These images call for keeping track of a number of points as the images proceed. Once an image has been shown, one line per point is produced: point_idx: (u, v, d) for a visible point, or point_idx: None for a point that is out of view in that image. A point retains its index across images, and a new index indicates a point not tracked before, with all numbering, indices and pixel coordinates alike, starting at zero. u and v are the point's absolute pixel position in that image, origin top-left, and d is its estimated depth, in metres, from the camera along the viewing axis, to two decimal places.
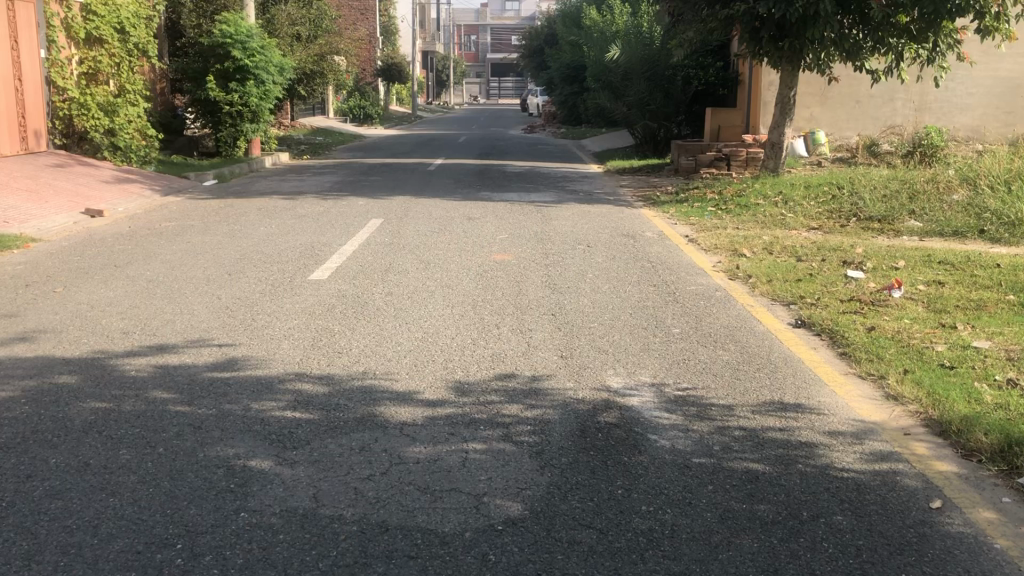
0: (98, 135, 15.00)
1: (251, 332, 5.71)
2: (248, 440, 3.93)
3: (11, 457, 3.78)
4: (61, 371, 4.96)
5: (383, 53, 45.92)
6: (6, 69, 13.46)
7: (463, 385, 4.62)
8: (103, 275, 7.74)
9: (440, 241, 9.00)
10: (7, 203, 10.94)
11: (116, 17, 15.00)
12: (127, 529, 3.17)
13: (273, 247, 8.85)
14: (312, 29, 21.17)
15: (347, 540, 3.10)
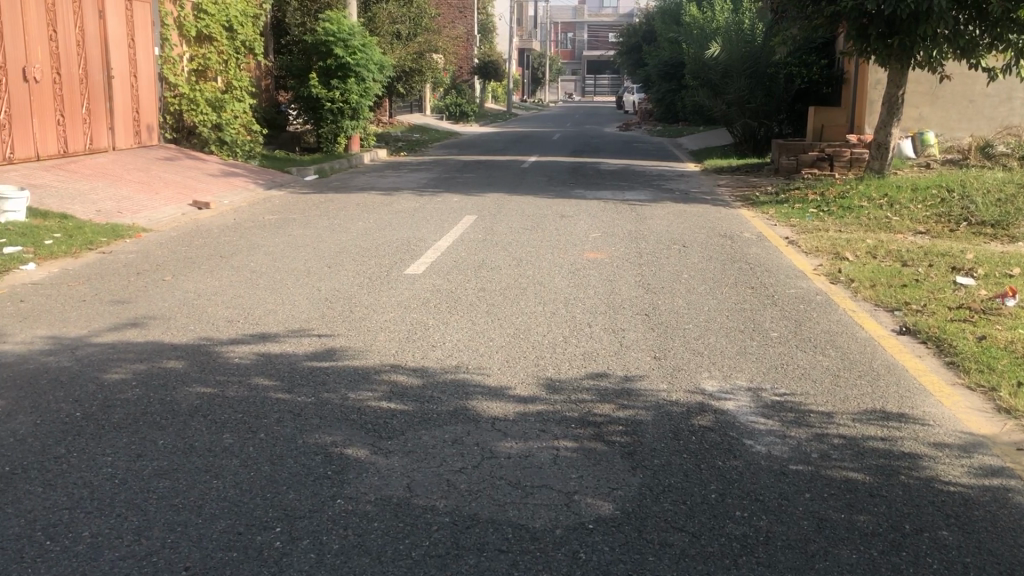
0: (206, 130, 15.58)
1: (348, 324, 5.85)
2: (345, 428, 4.03)
3: (123, 436, 3.97)
4: (169, 356, 5.18)
5: (480, 51, 46.37)
6: (123, 66, 14.03)
7: (555, 382, 4.63)
8: (209, 265, 8.04)
9: (533, 238, 9.03)
10: (121, 194, 11.46)
11: (224, 15, 15.59)
12: (229, 510, 3.28)
13: (371, 241, 9.02)
14: (412, 28, 21.48)
15: (440, 531, 3.14)
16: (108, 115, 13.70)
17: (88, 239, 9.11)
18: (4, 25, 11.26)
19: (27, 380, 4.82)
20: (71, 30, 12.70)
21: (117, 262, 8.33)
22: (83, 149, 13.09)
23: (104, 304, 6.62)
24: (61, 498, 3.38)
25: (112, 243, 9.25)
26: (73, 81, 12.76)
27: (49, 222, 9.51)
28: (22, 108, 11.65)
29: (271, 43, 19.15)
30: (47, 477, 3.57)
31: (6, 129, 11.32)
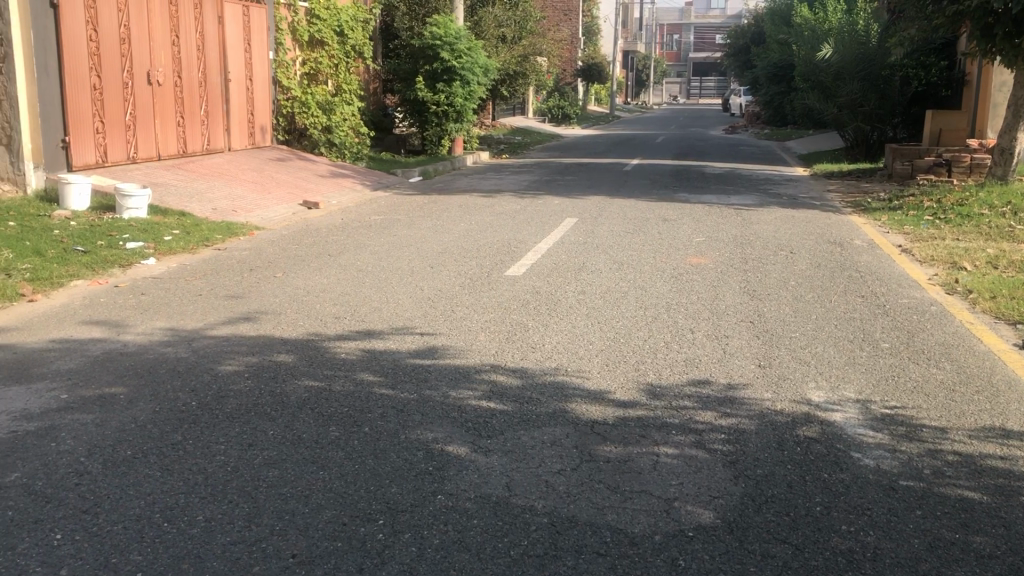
0: (316, 132, 16.05)
1: (450, 323, 5.93)
2: (446, 426, 4.09)
3: (235, 426, 4.13)
4: (279, 350, 5.37)
5: (584, 53, 46.30)
6: (239, 70, 14.59)
7: (656, 388, 4.59)
8: (318, 263, 8.26)
9: (635, 242, 8.97)
10: (236, 194, 11.91)
11: (337, 20, 16.11)
12: (335, 501, 3.38)
13: (472, 242, 9.12)
14: (517, 31, 21.59)
15: (538, 531, 3.16)
16: (224, 117, 14.24)
17: (204, 236, 9.50)
18: (131, 31, 11.84)
19: (147, 369, 5.07)
20: (192, 35, 13.27)
21: (231, 259, 8.67)
22: (201, 149, 13.66)
23: (218, 298, 6.90)
24: (177, 483, 3.54)
25: (227, 240, 9.63)
26: (193, 84, 13.32)
27: (168, 219, 9.96)
28: (146, 110, 12.23)
29: (380, 46, 19.57)
30: (165, 462, 3.74)
31: (131, 130, 11.91)
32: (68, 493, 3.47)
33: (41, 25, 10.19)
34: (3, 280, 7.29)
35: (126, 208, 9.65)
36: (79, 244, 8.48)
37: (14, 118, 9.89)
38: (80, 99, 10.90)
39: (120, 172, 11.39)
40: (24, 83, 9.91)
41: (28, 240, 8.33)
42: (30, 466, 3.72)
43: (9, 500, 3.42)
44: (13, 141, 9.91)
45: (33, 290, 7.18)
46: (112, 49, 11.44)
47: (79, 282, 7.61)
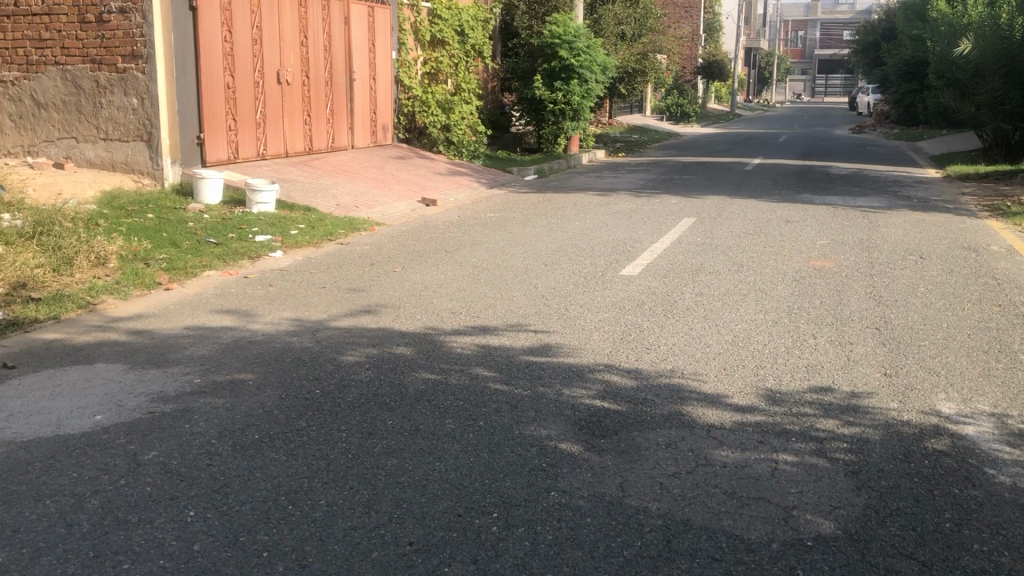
0: (436, 130, 16.37)
1: (564, 322, 5.95)
2: (560, 423, 4.11)
3: (356, 415, 4.26)
4: (398, 342, 5.50)
5: (705, 50, 45.59)
6: (364, 70, 14.98)
7: (775, 394, 4.48)
8: (435, 259, 8.42)
9: (755, 244, 8.78)
10: (358, 190, 12.26)
11: (457, 20, 16.57)
12: (451, 492, 3.45)
13: (587, 241, 9.10)
14: (637, 29, 21.39)
15: (652, 533, 3.15)
16: (348, 116, 14.66)
17: (328, 231, 9.82)
18: (263, 33, 12.31)
19: (274, 357, 5.27)
20: (321, 36, 13.71)
21: (353, 253, 8.92)
22: (326, 147, 14.11)
23: (341, 291, 7.13)
24: (301, 467, 3.68)
25: (349, 235, 9.92)
26: (320, 84, 13.77)
27: (294, 213, 10.33)
28: (276, 108, 12.72)
29: (499, 45, 19.77)
30: (291, 447, 3.90)
31: (260, 128, 12.42)
32: (201, 472, 3.66)
33: (181, 25, 10.74)
34: (143, 269, 7.73)
35: (255, 202, 10.06)
36: (211, 237, 8.91)
37: (154, 116, 10.50)
38: (214, 98, 11.42)
39: (250, 168, 11.89)
40: (163, 82, 10.50)
41: (165, 232, 8.81)
42: (166, 446, 3.93)
43: (147, 477, 3.63)
44: (153, 137, 10.53)
45: (169, 280, 7.58)
46: (245, 50, 11.93)
47: (211, 272, 7.99)
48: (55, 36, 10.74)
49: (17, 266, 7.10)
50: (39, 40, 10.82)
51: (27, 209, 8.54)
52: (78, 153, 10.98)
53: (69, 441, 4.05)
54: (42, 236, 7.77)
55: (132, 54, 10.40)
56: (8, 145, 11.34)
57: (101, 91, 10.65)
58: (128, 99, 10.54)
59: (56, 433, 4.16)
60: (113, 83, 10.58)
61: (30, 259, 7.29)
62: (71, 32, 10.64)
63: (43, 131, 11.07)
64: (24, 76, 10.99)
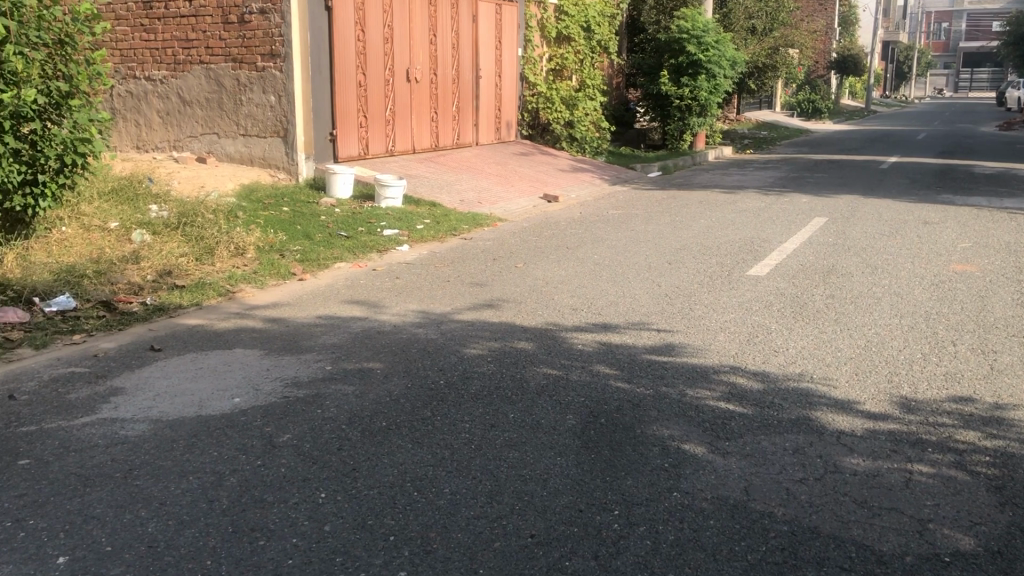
0: (560, 126, 16.41)
1: (688, 321, 5.87)
2: (684, 424, 4.07)
3: (480, 406, 4.33)
4: (520, 337, 5.55)
5: (839, 44, 43.92)
6: (491, 67, 15.15)
7: (910, 402, 4.31)
8: (557, 256, 8.45)
9: (891, 245, 8.44)
10: (482, 186, 12.42)
11: (584, 16, 16.64)
12: (572, 488, 3.46)
13: (712, 239, 8.95)
14: (769, 22, 20.78)
15: (778, 539, 3.08)
16: (474, 112, 14.87)
17: (452, 226, 9.99)
18: (395, 31, 12.61)
19: (400, 347, 5.42)
20: (450, 33, 13.90)
21: (476, 248, 9.04)
22: (452, 143, 14.37)
23: (464, 285, 7.25)
24: (426, 455, 3.77)
25: (473, 230, 10.07)
26: (448, 81, 14.00)
27: (420, 209, 10.56)
28: (405, 105, 13.02)
29: (625, 41, 19.63)
30: (416, 435, 4.00)
31: (390, 125, 12.75)
32: (332, 455, 3.80)
33: (317, 26, 11.12)
34: (278, 260, 8.06)
35: (384, 197, 10.32)
36: (342, 230, 9.21)
37: (290, 113, 10.94)
38: (347, 96, 11.79)
39: (378, 164, 12.24)
40: (300, 80, 10.91)
41: (299, 224, 9.17)
42: (300, 430, 4.10)
43: (282, 458, 3.80)
44: (289, 133, 10.98)
45: (303, 270, 7.88)
46: (377, 49, 12.25)
47: (342, 264, 8.26)
48: (201, 36, 11.29)
49: (164, 256, 7.59)
50: (186, 40, 11.41)
51: (173, 201, 9.05)
52: (219, 148, 11.57)
53: (210, 421, 4.27)
54: (186, 225, 8.29)
55: (271, 53, 10.86)
56: (156, 139, 12.05)
57: (242, 88, 11.16)
58: (266, 97, 11.02)
59: (199, 413, 4.40)
60: (253, 81, 11.07)
61: (176, 249, 7.79)
62: (216, 32, 11.17)
63: (188, 127, 11.71)
64: (172, 75, 11.63)
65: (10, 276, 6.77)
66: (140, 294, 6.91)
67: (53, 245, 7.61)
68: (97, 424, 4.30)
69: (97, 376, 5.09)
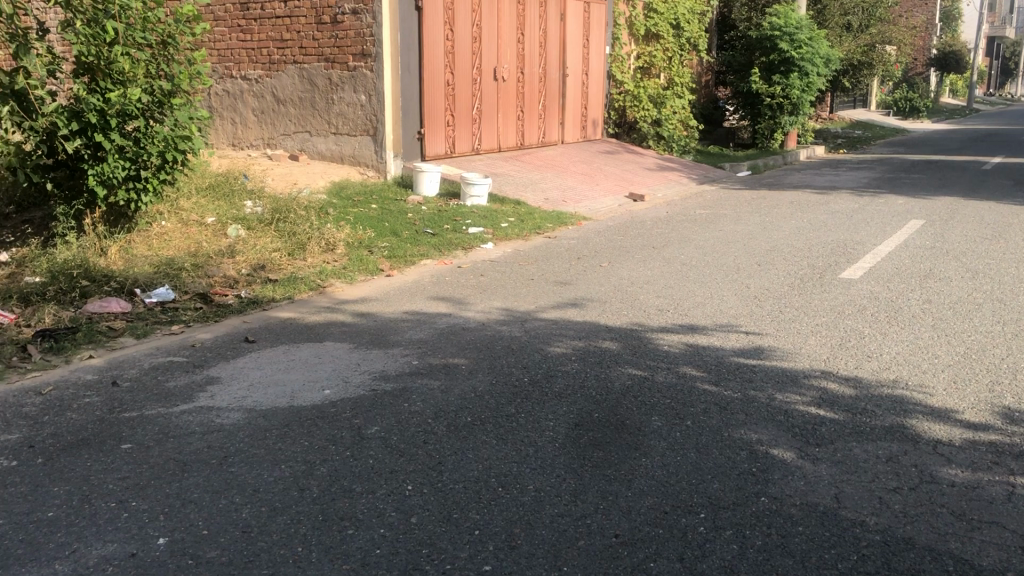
0: (647, 125, 16.27)
1: (777, 324, 5.76)
2: (772, 428, 4.00)
3: (565, 405, 4.34)
4: (605, 337, 5.53)
5: (939, 40, 42.40)
6: (578, 65, 15.12)
7: (1013, 413, 4.14)
8: (643, 255, 8.38)
9: (993, 249, 8.11)
10: (568, 185, 12.41)
11: (673, 13, 16.46)
12: (656, 489, 3.44)
13: (803, 241, 8.75)
14: (866, 18, 20.15)
15: (870, 548, 3.00)
16: (560, 110, 14.87)
17: (537, 224, 10.01)
18: (484, 30, 12.69)
19: (485, 344, 5.47)
20: (538, 32, 13.93)
21: (561, 247, 9.05)
22: (538, 141, 14.40)
23: (549, 284, 7.26)
24: (511, 452, 3.80)
25: (557, 228, 10.08)
26: (535, 79, 14.04)
27: (505, 207, 10.62)
28: (492, 103, 13.10)
29: (715, 39, 19.35)
30: (501, 432, 4.03)
31: (476, 123, 12.86)
32: (419, 449, 3.87)
33: (407, 25, 11.29)
34: (367, 256, 8.22)
35: (469, 195, 10.40)
36: (428, 227, 9.33)
37: (380, 112, 11.12)
38: (436, 94, 11.93)
39: (465, 162, 12.35)
40: (389, 79, 11.08)
41: (387, 221, 9.32)
42: (387, 423, 4.18)
43: (370, 449, 3.88)
44: (378, 132, 11.17)
45: (390, 267, 8.02)
46: (466, 48, 12.36)
47: (428, 261, 8.37)
48: (295, 37, 11.58)
49: (258, 250, 7.83)
50: (281, 40, 11.71)
51: (266, 197, 9.31)
52: (311, 146, 11.84)
53: (302, 411, 4.39)
54: (279, 221, 8.52)
55: (362, 53, 11.06)
56: (251, 137, 12.40)
57: (333, 88, 11.40)
58: (357, 96, 11.23)
59: (291, 404, 4.53)
60: (344, 80, 11.30)
61: (269, 244, 8.02)
62: (310, 33, 11.44)
63: (282, 125, 12.03)
64: (267, 75, 11.96)
65: (114, 268, 7.07)
66: (235, 287, 7.14)
67: (154, 238, 7.91)
68: (194, 412, 4.46)
69: (195, 365, 5.27)
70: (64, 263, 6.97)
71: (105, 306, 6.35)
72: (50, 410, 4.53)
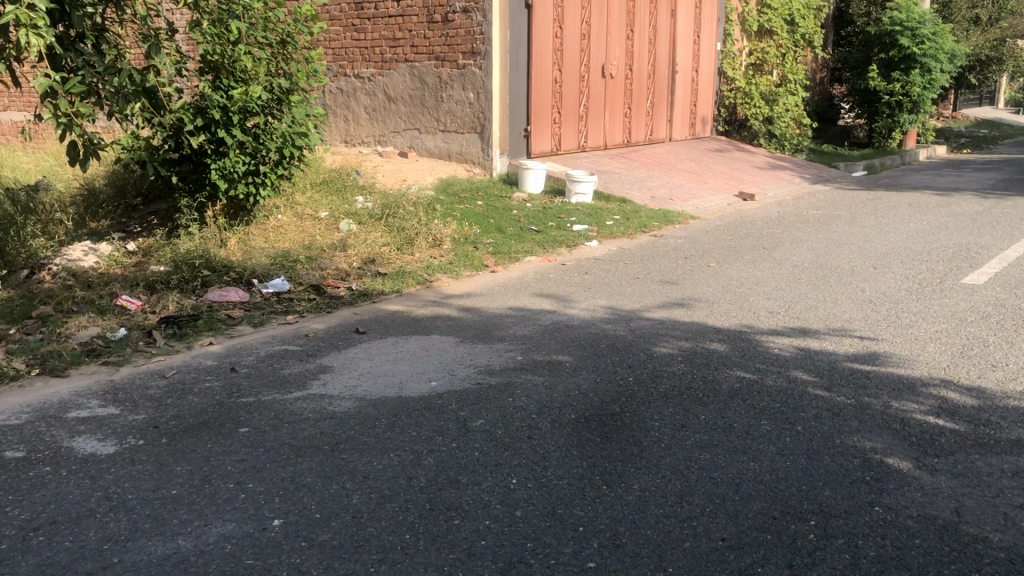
0: (758, 123, 15.92)
1: (894, 330, 5.55)
2: (887, 437, 3.87)
3: (670, 406, 4.30)
4: (713, 338, 5.46)
5: None
6: (688, 62, 14.91)
7: None
8: (753, 256, 8.21)
9: None
10: (675, 183, 12.25)
11: (787, 8, 16.09)
12: (765, 494, 3.37)
13: (923, 244, 8.41)
14: (995, 12, 19.28)
15: (992, 565, 2.88)
16: (669, 107, 14.70)
17: (643, 222, 9.93)
18: (593, 28, 12.66)
19: (590, 342, 5.47)
20: (648, 29, 13.81)
21: (668, 246, 8.96)
22: (645, 139, 14.28)
23: (655, 283, 7.18)
24: (615, 451, 3.79)
25: (664, 227, 9.98)
26: (644, 76, 13.92)
27: (611, 205, 10.57)
28: (600, 100, 13.06)
29: (831, 34, 18.81)
30: (606, 430, 4.02)
31: (583, 121, 12.85)
32: (523, 443, 3.90)
33: (517, 23, 11.36)
34: (472, 251, 8.32)
35: (575, 193, 10.40)
36: (533, 224, 9.38)
37: (488, 109, 11.22)
38: (544, 91, 11.97)
39: (572, 160, 12.36)
40: (497, 77, 11.17)
41: (492, 218, 9.41)
42: (492, 416, 4.23)
43: (475, 442, 3.93)
44: (486, 129, 11.28)
45: (495, 263, 8.09)
46: (575, 44, 12.35)
47: (533, 257, 8.40)
48: (407, 35, 11.79)
49: (368, 244, 8.03)
50: (393, 39, 11.94)
51: (377, 193, 9.52)
52: (421, 143, 12.06)
53: (409, 402, 4.48)
54: (389, 217, 8.72)
55: (472, 51, 11.18)
56: (363, 134, 12.69)
57: (443, 85, 11.56)
58: (466, 93, 11.36)
59: (399, 394, 4.63)
60: (453, 78, 11.45)
61: (379, 239, 8.21)
62: (421, 31, 11.63)
63: (393, 122, 12.27)
64: (379, 73, 12.22)
65: (233, 259, 7.36)
66: (346, 280, 7.33)
67: (270, 231, 8.18)
68: (308, 399, 4.61)
69: (309, 354, 5.45)
70: (187, 253, 7.31)
71: (224, 295, 6.62)
72: (173, 393, 4.76)
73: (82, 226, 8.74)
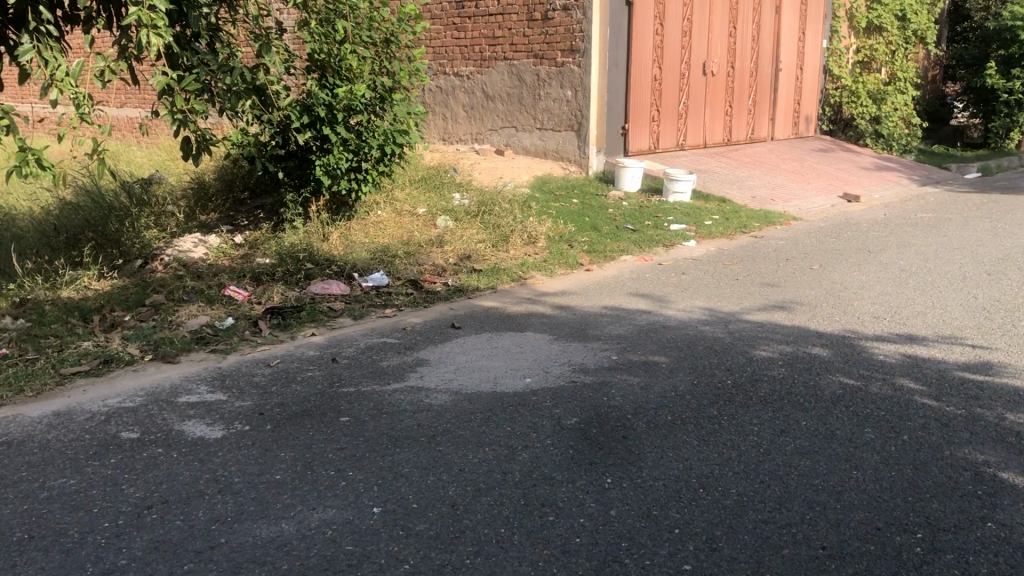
0: (865, 122, 15.38)
1: (1009, 339, 5.31)
2: (1000, 450, 3.70)
3: (768, 410, 4.21)
4: (814, 343, 5.32)
5: None
6: (792, 59, 14.56)
7: None
8: (858, 259, 7.96)
9: None
10: (777, 183, 11.98)
11: (899, 4, 15.55)
12: (869, 504, 3.27)
13: None
14: None
15: None
16: (771, 106, 14.38)
17: (742, 223, 9.76)
18: (695, 25, 12.49)
19: (687, 343, 5.40)
20: (751, 26, 13.54)
21: (769, 247, 8.77)
22: (746, 138, 14.00)
23: (755, 285, 7.05)
24: (712, 454, 3.74)
25: (765, 228, 9.77)
26: (746, 74, 13.66)
27: (710, 204, 10.41)
28: (700, 98, 12.88)
29: (946, 30, 18.08)
30: (703, 432, 3.98)
31: (683, 119, 12.69)
32: (617, 443, 3.88)
33: (617, 21, 11.30)
34: (567, 249, 8.32)
35: (672, 191, 10.28)
36: (629, 223, 9.32)
37: (587, 107, 11.18)
38: (643, 89, 11.88)
39: (670, 159, 12.22)
40: (597, 74, 11.14)
41: (588, 216, 9.39)
42: (586, 415, 4.23)
43: (570, 439, 3.94)
44: (584, 127, 11.25)
45: (590, 261, 8.07)
46: (677, 42, 12.21)
47: (628, 257, 8.34)
48: (507, 34, 11.86)
49: (465, 241, 8.11)
50: (493, 37, 12.03)
51: (474, 189, 9.61)
52: (518, 141, 12.11)
53: (504, 398, 4.52)
54: (486, 214, 8.79)
55: (571, 48, 11.17)
56: (461, 132, 12.81)
57: (542, 83, 11.58)
58: (565, 91, 11.36)
59: (494, 389, 4.68)
60: (553, 76, 11.46)
61: (476, 235, 8.28)
62: (520, 30, 11.68)
63: (491, 120, 12.36)
64: (478, 71, 12.32)
65: (335, 253, 7.54)
66: (442, 275, 7.42)
67: (371, 226, 8.34)
68: (405, 391, 4.70)
69: (406, 347, 5.55)
70: (291, 247, 7.52)
71: (326, 287, 6.79)
72: (277, 381, 4.92)
73: (193, 218, 9.10)
